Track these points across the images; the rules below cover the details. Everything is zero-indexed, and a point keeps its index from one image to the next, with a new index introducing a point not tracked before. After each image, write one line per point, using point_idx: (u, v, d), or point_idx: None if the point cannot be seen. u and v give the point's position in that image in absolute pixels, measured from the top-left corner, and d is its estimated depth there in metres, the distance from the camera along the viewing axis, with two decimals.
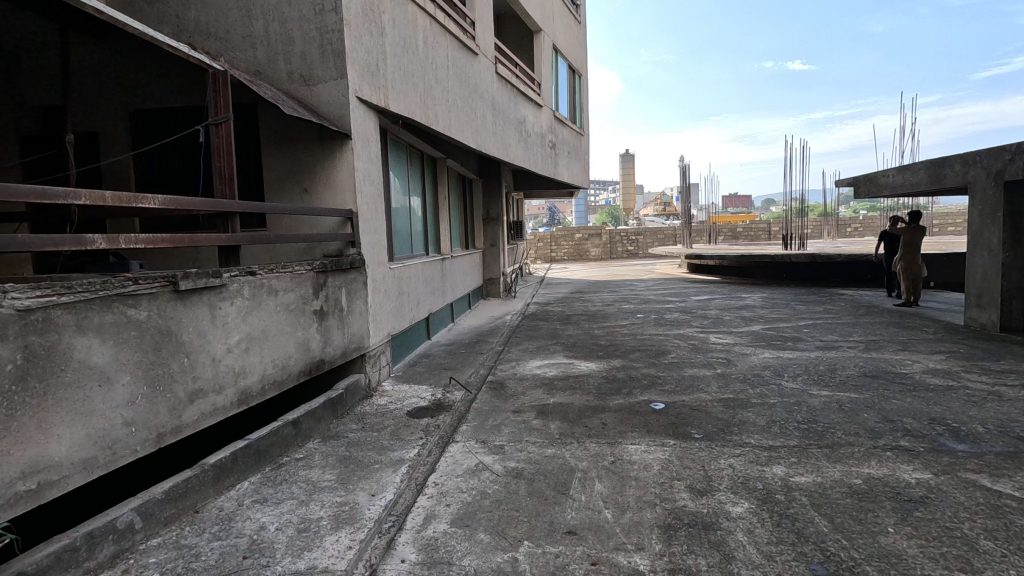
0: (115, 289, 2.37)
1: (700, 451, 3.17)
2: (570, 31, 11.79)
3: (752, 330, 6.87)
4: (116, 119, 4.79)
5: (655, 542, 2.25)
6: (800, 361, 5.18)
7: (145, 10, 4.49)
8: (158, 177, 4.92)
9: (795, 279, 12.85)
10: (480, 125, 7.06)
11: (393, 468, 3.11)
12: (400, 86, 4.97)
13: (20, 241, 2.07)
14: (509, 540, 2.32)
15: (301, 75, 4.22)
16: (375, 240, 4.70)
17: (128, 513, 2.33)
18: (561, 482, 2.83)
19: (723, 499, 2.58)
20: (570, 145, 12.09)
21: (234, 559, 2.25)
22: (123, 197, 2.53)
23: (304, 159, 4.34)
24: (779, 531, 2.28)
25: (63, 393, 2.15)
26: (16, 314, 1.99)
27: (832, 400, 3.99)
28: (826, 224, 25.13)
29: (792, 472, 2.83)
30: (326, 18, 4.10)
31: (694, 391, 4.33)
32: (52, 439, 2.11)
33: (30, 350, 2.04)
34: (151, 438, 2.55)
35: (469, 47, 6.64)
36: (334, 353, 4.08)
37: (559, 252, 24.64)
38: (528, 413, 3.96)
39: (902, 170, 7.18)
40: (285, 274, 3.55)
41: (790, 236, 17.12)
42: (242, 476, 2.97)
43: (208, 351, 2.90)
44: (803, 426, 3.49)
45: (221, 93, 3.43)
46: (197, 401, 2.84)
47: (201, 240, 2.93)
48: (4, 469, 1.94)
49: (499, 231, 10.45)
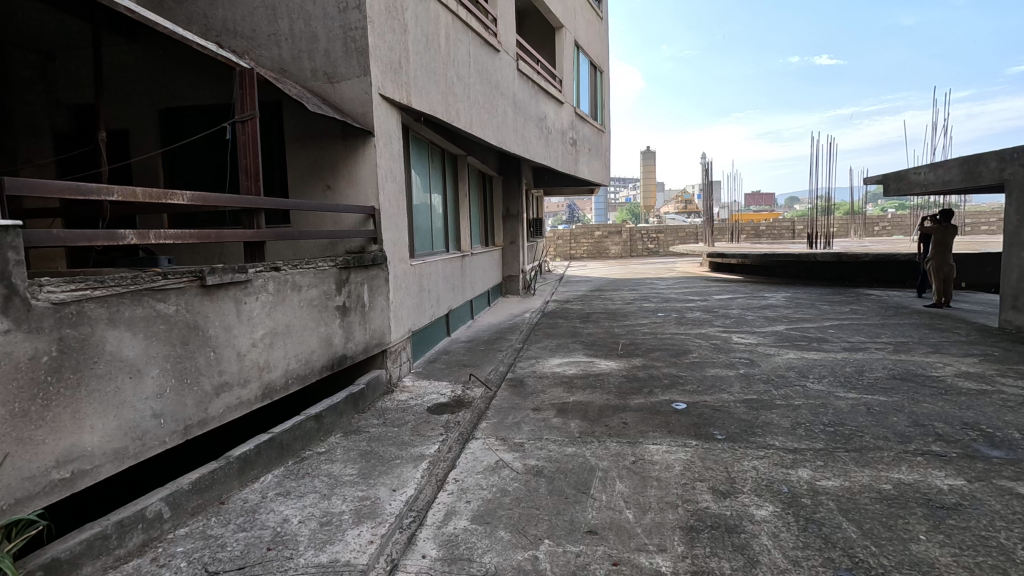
0: (145, 284, 2.43)
1: (723, 451, 3.13)
2: (593, 28, 11.70)
3: (775, 330, 6.76)
4: (145, 116, 4.90)
5: (678, 543, 2.23)
6: (826, 362, 5.07)
7: (174, 9, 4.57)
8: (185, 174, 5.02)
9: (820, 278, 12.61)
10: (501, 123, 7.05)
11: (414, 463, 3.13)
12: (422, 84, 4.99)
13: (56, 236, 2.13)
14: (529, 539, 2.31)
15: (325, 73, 4.26)
16: (396, 237, 4.73)
17: (157, 502, 2.38)
18: (582, 481, 2.82)
19: (746, 501, 2.54)
20: (592, 142, 12.04)
21: (258, 551, 2.28)
22: (152, 194, 2.59)
23: (327, 157, 4.38)
24: (805, 536, 2.24)
25: (95, 384, 2.20)
26: (51, 307, 2.04)
27: (860, 402, 3.90)
28: (853, 223, 24.55)
29: (818, 475, 2.77)
30: (349, 16, 4.12)
31: (716, 391, 4.29)
32: (86, 429, 2.16)
33: (65, 342, 2.09)
34: (178, 430, 2.60)
35: (491, 44, 6.63)
36: (356, 348, 4.11)
37: (578, 249, 24.54)
38: (548, 410, 3.96)
39: (935, 167, 6.99)
40: (309, 270, 3.60)
41: (816, 234, 16.78)
42: (266, 469, 3.02)
43: (233, 345, 2.95)
44: (830, 428, 3.42)
45: (247, 90, 3.47)
46: (223, 394, 2.89)
47: (228, 236, 2.98)
48: (38, 458, 2.00)
49: (519, 228, 10.44)
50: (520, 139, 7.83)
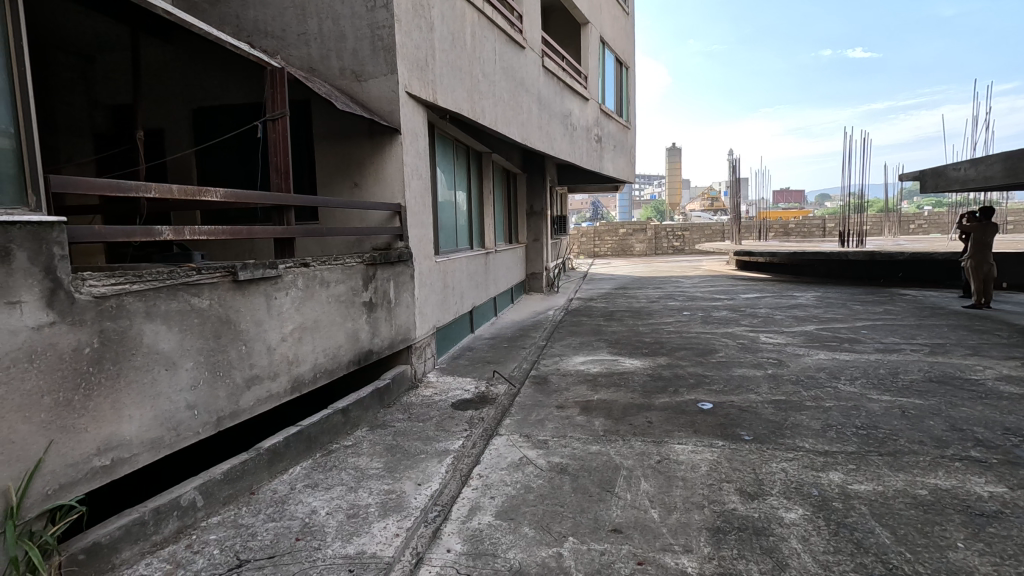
0: (181, 279, 2.49)
1: (750, 453, 3.08)
2: (619, 23, 11.60)
3: (805, 329, 6.61)
4: (179, 116, 5.04)
5: (704, 544, 2.20)
6: (858, 363, 4.95)
7: (207, 10, 4.68)
8: (217, 172, 5.14)
9: (851, 277, 12.28)
10: (526, 120, 7.04)
11: (438, 458, 3.15)
12: (448, 82, 5.02)
13: (96, 232, 2.20)
14: (554, 536, 2.31)
15: (353, 72, 4.31)
16: (422, 234, 4.77)
17: (191, 491, 2.45)
18: (606, 479, 2.81)
19: (775, 504, 2.49)
20: (617, 139, 11.94)
21: (287, 541, 2.33)
22: (187, 191, 2.66)
23: (355, 155, 4.44)
24: (837, 540, 2.19)
25: (133, 375, 2.27)
26: (93, 301, 2.12)
27: (894, 405, 3.79)
28: (887, 220, 23.82)
29: (850, 479, 2.71)
30: (377, 15, 4.16)
31: (743, 392, 4.22)
32: (124, 419, 2.24)
33: (106, 334, 2.16)
34: (211, 421, 2.67)
35: (516, 41, 6.63)
36: (382, 344, 4.16)
37: (602, 247, 24.33)
38: (572, 408, 3.95)
39: (975, 163, 6.76)
40: (337, 266, 3.65)
41: (848, 232, 16.34)
42: (294, 461, 3.08)
43: (264, 340, 3.01)
44: (862, 431, 3.34)
45: (278, 89, 3.52)
46: (254, 386, 2.96)
47: (259, 233, 3.04)
48: (81, 446, 2.07)
49: (542, 226, 10.44)
50: (545, 136, 7.82)
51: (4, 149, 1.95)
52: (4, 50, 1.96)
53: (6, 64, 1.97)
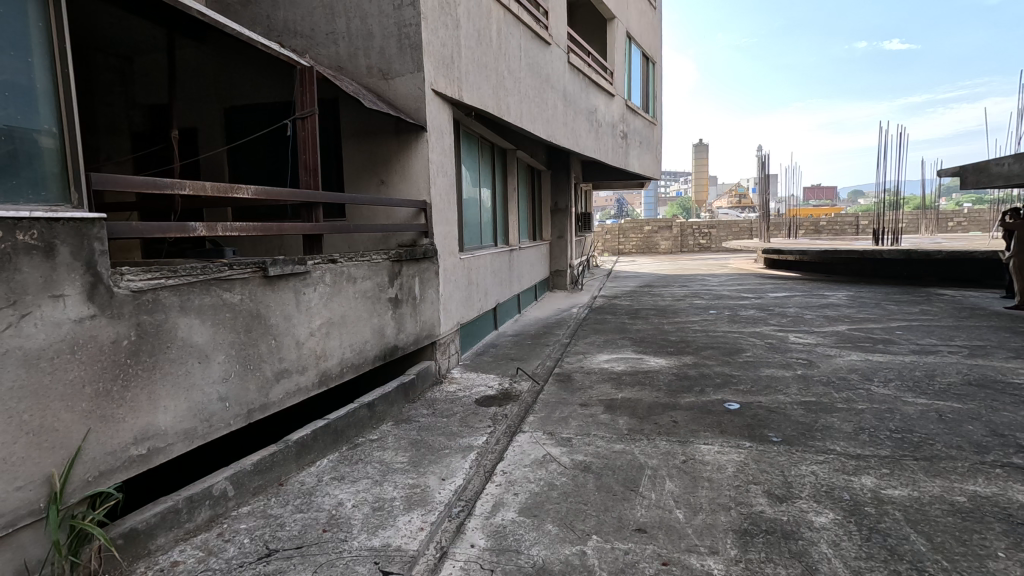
0: (214, 274, 2.55)
1: (779, 455, 3.02)
2: (646, 18, 11.45)
3: (837, 329, 6.45)
4: (212, 115, 5.16)
5: (731, 547, 2.17)
6: (892, 365, 4.81)
7: (239, 11, 4.78)
8: (248, 169, 5.25)
9: (886, 277, 11.92)
10: (551, 117, 7.01)
11: (462, 454, 3.17)
12: (474, 79, 5.03)
13: (134, 228, 2.27)
14: (577, 534, 2.31)
15: (380, 70, 4.35)
16: (446, 231, 4.79)
17: (222, 481, 2.52)
18: (631, 478, 2.79)
19: (804, 507, 2.44)
20: (643, 135, 11.81)
21: (314, 532, 2.37)
22: (220, 188, 2.72)
23: (381, 152, 4.49)
24: (869, 546, 2.13)
25: (168, 368, 2.34)
26: (131, 295, 2.18)
27: (931, 409, 3.67)
28: (924, 218, 23.03)
29: (883, 484, 2.63)
30: (404, 13, 4.19)
31: (771, 392, 4.14)
32: (159, 409, 2.30)
33: (142, 327, 2.22)
34: (242, 413, 2.74)
35: (542, 37, 6.60)
36: (407, 339, 4.21)
37: (627, 245, 24.08)
38: (596, 406, 3.93)
39: (1020, 158, 6.50)
40: (364, 262, 3.70)
41: (882, 229, 15.85)
42: (321, 453, 3.13)
43: (293, 334, 3.08)
44: (897, 435, 3.24)
45: (307, 88, 3.57)
46: (283, 380, 3.02)
47: (289, 229, 3.10)
48: (119, 435, 2.14)
49: (567, 222, 10.40)
50: (570, 133, 7.77)
51: (48, 147, 2.03)
52: (48, 52, 2.04)
53: (50, 66, 2.05)
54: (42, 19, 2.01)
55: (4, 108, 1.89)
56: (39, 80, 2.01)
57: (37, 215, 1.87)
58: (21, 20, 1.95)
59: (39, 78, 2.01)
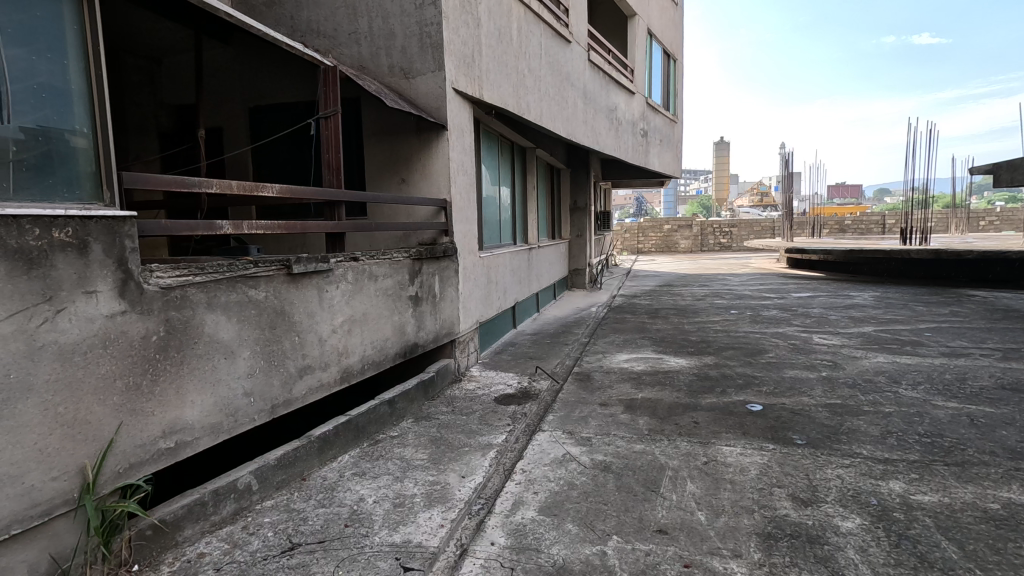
0: (240, 272, 2.60)
1: (803, 457, 2.97)
2: (667, 14, 11.32)
3: (863, 331, 6.31)
4: (237, 115, 5.24)
5: (754, 550, 2.13)
6: (921, 367, 4.70)
7: (264, 12, 4.85)
8: (271, 168, 5.33)
9: (913, 277, 11.65)
10: (571, 115, 6.98)
11: (482, 451, 3.18)
12: (494, 77, 5.03)
13: (162, 227, 2.32)
14: (597, 534, 2.30)
15: (401, 69, 4.38)
16: (466, 229, 4.81)
17: (247, 475, 2.56)
18: (651, 479, 2.77)
19: (830, 512, 2.39)
20: (664, 133, 11.70)
21: (337, 526, 2.40)
22: (246, 187, 2.77)
23: (402, 151, 4.52)
24: (898, 553, 2.08)
25: (196, 363, 2.39)
26: (160, 292, 2.23)
27: (962, 413, 3.57)
28: (954, 217, 22.45)
29: (912, 489, 2.57)
30: (425, 12, 4.20)
31: (795, 394, 4.07)
32: (187, 404, 2.35)
33: (171, 323, 2.27)
34: (266, 408, 2.78)
35: (562, 35, 6.58)
36: (427, 337, 4.23)
37: (646, 245, 23.90)
38: (616, 406, 3.91)
39: None
40: (385, 261, 3.73)
41: (911, 228, 15.47)
42: (343, 449, 3.17)
43: (316, 331, 3.11)
44: (926, 439, 3.16)
45: (331, 87, 3.60)
46: (306, 376, 3.06)
47: (312, 227, 3.14)
48: (148, 428, 2.19)
49: (586, 221, 10.35)
50: (590, 132, 7.73)
51: (82, 147, 2.08)
52: (82, 54, 2.09)
53: (85, 68, 2.10)
54: (78, 23, 2.07)
55: (40, 110, 1.95)
56: (75, 82, 2.07)
57: (71, 213, 1.92)
58: (57, 24, 2.01)
59: (73, 79, 2.07)
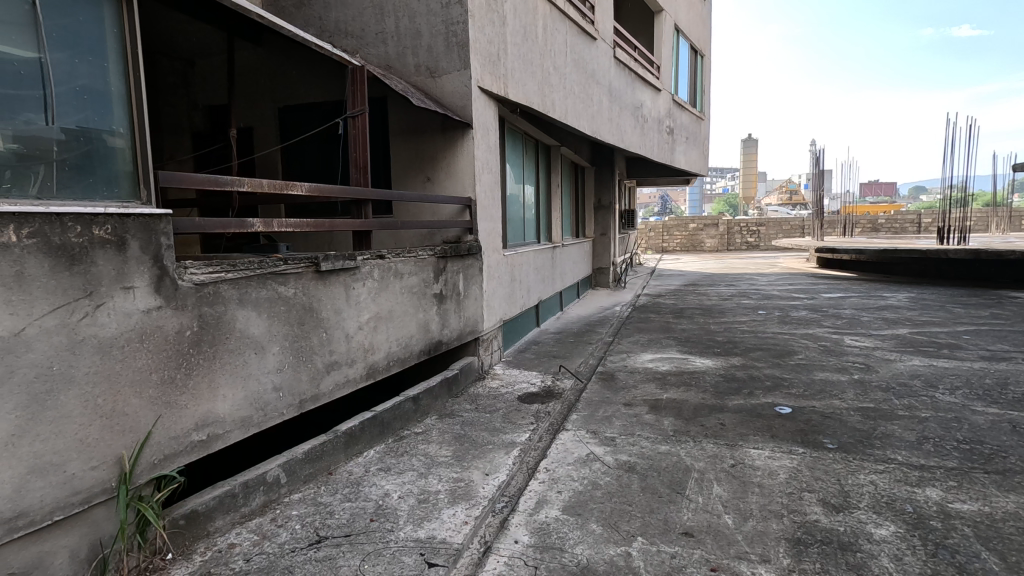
0: (270, 269, 2.65)
1: (834, 462, 2.89)
2: (694, 9, 11.14)
3: (897, 333, 6.12)
4: (267, 114, 5.34)
5: (783, 555, 2.09)
6: (959, 371, 4.53)
7: (293, 13, 4.93)
8: (300, 166, 5.42)
9: (951, 277, 11.25)
10: (596, 112, 6.93)
11: (506, 450, 3.18)
12: (520, 75, 5.02)
13: (196, 224, 2.37)
14: (622, 534, 2.28)
15: (427, 68, 4.40)
16: (490, 227, 4.82)
17: (275, 469, 2.61)
18: (676, 481, 2.73)
19: (863, 519, 2.33)
20: (690, 130, 11.55)
21: (362, 521, 2.43)
22: (277, 185, 2.82)
23: (427, 149, 4.55)
24: (934, 562, 2.02)
25: (227, 357, 2.45)
26: (194, 288, 2.28)
27: (1002, 419, 3.44)
28: (994, 215, 21.62)
29: (950, 497, 2.49)
30: (452, 11, 4.22)
31: (825, 397, 3.97)
32: (218, 398, 2.41)
33: (204, 319, 2.32)
34: (294, 403, 2.83)
35: (588, 33, 6.54)
36: (451, 335, 4.26)
37: (671, 244, 23.63)
38: (640, 406, 3.87)
39: None
40: (410, 258, 3.76)
41: (948, 228, 14.94)
42: (368, 445, 3.20)
43: (343, 327, 3.16)
44: (964, 446, 3.05)
45: (359, 88, 3.64)
46: (333, 372, 3.10)
47: (340, 225, 3.18)
48: (182, 421, 2.25)
49: (611, 220, 10.27)
50: (615, 130, 7.66)
51: (120, 147, 2.14)
52: (122, 57, 2.15)
53: (124, 70, 2.16)
54: (117, 26, 2.13)
55: (81, 112, 2.01)
56: (114, 83, 2.13)
57: (110, 211, 1.98)
58: (98, 28, 2.07)
59: (113, 81, 2.13)
